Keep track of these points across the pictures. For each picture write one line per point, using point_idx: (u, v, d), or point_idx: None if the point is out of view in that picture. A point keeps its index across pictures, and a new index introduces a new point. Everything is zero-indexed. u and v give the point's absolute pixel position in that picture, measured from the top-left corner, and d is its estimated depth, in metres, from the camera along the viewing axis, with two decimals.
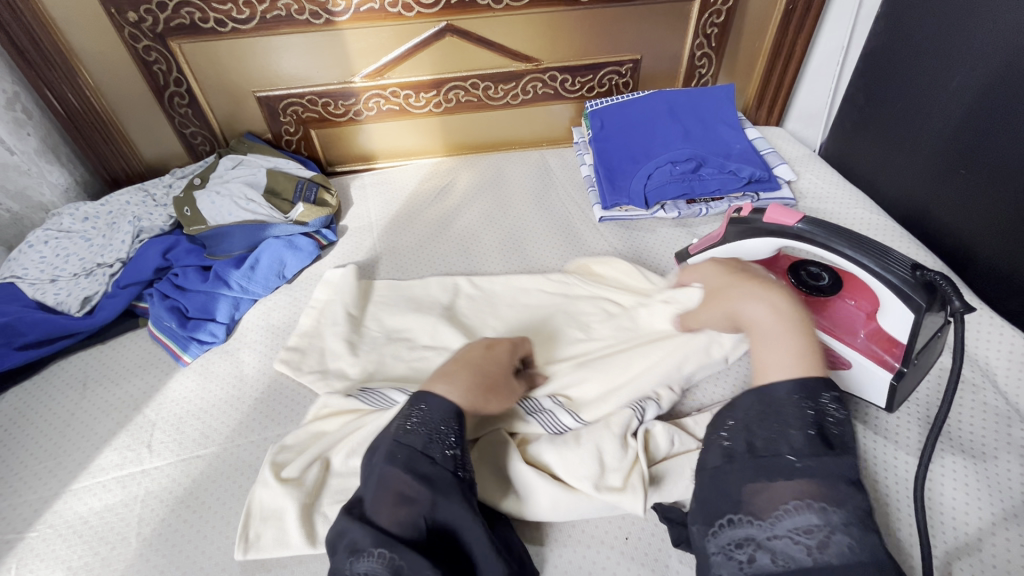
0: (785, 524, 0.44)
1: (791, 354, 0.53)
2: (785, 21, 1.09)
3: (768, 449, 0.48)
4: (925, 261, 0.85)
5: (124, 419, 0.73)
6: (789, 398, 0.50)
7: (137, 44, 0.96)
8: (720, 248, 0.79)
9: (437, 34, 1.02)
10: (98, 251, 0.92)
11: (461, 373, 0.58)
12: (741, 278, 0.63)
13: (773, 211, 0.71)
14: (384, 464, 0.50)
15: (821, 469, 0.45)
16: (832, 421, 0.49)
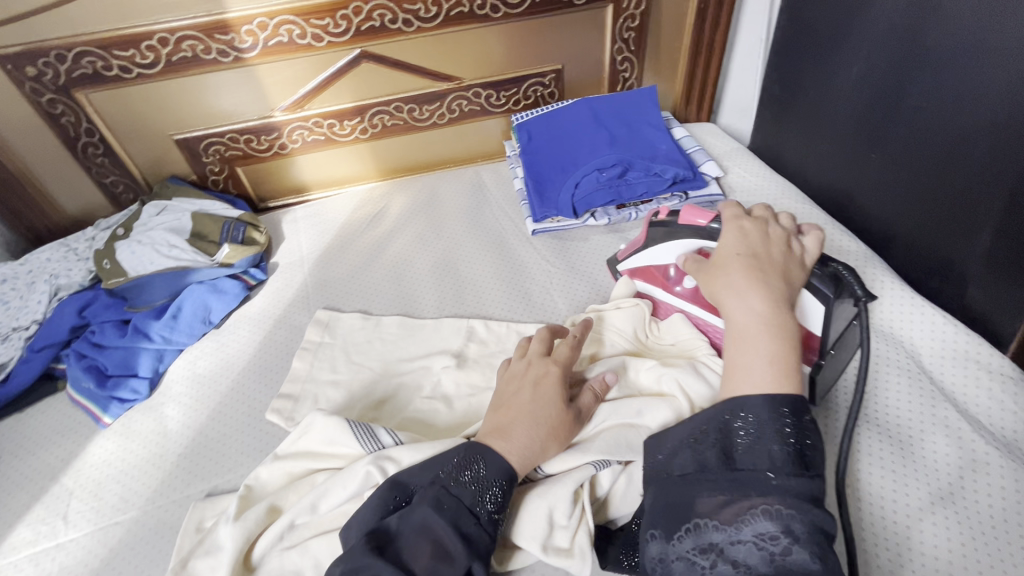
0: (750, 530, 0.43)
1: (769, 363, 0.51)
2: (700, 20, 1.10)
3: (745, 463, 0.47)
4: (848, 247, 0.87)
5: (39, 491, 0.70)
6: (771, 411, 0.48)
7: (41, 98, 0.94)
8: (643, 254, 0.78)
9: (352, 62, 1.01)
10: (14, 314, 0.89)
11: (519, 426, 0.56)
12: (745, 271, 0.58)
13: (687, 215, 0.72)
14: (430, 512, 0.50)
15: (794, 485, 0.45)
16: (809, 442, 0.47)
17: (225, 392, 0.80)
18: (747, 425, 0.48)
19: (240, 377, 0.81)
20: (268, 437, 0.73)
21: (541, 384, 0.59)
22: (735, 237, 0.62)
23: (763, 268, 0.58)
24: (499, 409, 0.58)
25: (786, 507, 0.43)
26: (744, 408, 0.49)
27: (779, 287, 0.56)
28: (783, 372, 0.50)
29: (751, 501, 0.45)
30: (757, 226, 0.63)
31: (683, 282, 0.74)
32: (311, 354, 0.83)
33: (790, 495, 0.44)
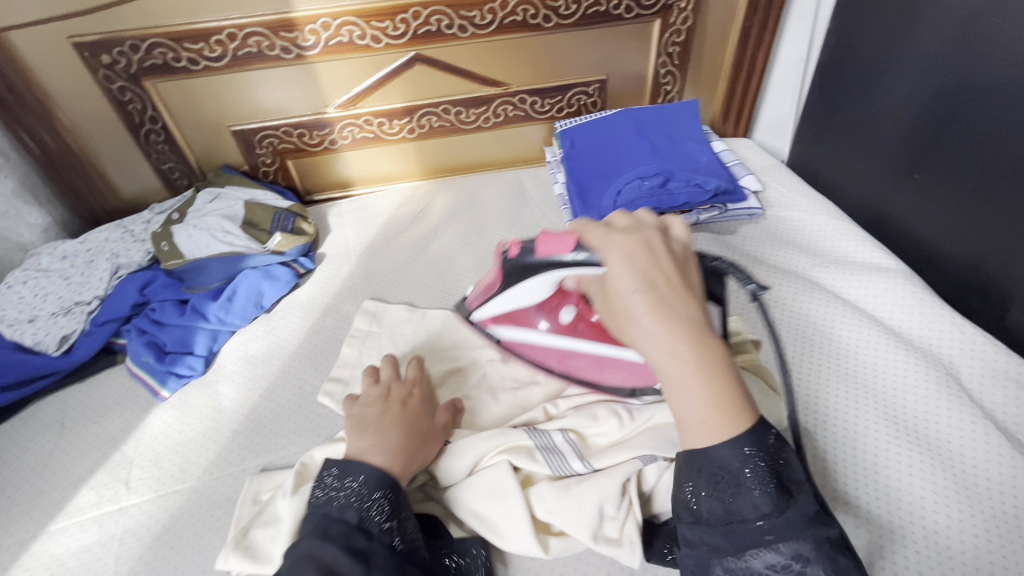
0: (759, 566, 0.46)
1: (704, 405, 0.47)
2: (744, 38, 1.13)
3: (733, 513, 0.47)
4: (887, 267, 0.90)
5: (101, 457, 0.73)
6: (742, 461, 0.46)
7: (112, 85, 0.98)
8: (503, 295, 0.72)
9: (406, 64, 1.05)
10: (76, 288, 0.94)
11: (389, 438, 0.61)
12: (653, 313, 0.48)
13: (545, 241, 0.64)
14: (315, 540, 0.50)
15: (784, 522, 0.46)
16: (783, 462, 0.47)
17: (277, 372, 0.83)
18: (723, 478, 0.47)
19: (292, 359, 0.84)
20: (319, 419, 0.76)
21: (407, 403, 0.67)
22: (630, 266, 0.50)
23: (673, 296, 0.49)
24: (366, 432, 0.62)
25: (787, 538, 0.45)
26: (712, 463, 0.47)
27: (685, 321, 0.48)
28: (720, 406, 0.47)
29: (755, 547, 0.46)
30: (642, 243, 0.52)
31: (559, 318, 0.72)
32: (359, 342, 0.86)
33: (792, 527, 0.46)
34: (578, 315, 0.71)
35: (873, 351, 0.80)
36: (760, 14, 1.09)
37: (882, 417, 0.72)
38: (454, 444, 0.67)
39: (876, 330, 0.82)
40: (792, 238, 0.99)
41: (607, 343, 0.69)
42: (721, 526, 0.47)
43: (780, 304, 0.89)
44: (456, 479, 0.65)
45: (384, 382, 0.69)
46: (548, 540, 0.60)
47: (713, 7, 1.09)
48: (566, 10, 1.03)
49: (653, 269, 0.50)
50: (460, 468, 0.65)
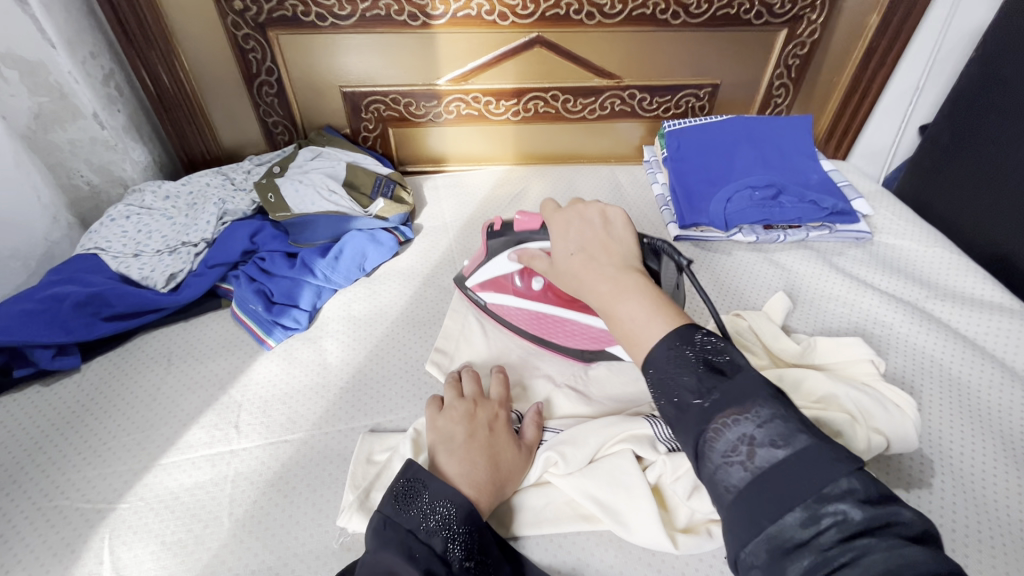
0: (717, 450, 0.41)
1: (634, 316, 0.50)
2: (866, 59, 1.10)
3: (678, 404, 0.44)
4: (970, 285, 0.91)
5: (211, 398, 0.73)
6: (671, 352, 0.46)
7: (238, 31, 0.98)
8: (482, 262, 0.77)
9: (527, 45, 1.04)
10: (182, 230, 0.93)
11: (479, 469, 0.58)
12: (579, 265, 0.56)
13: (518, 218, 0.69)
14: (395, 557, 0.49)
15: (723, 397, 0.42)
16: (713, 350, 0.45)
17: (381, 335, 0.82)
18: (664, 377, 0.45)
19: (396, 325, 0.84)
20: (426, 387, 0.75)
21: (495, 426, 0.63)
22: (571, 234, 0.60)
23: (600, 248, 0.58)
24: (452, 453, 0.59)
25: (737, 412, 0.41)
26: (658, 366, 0.46)
27: (613, 265, 0.55)
28: (659, 309, 0.50)
29: (704, 426, 0.42)
30: (580, 218, 0.61)
31: (530, 285, 0.76)
32: (462, 316, 0.85)
33: (735, 399, 0.42)
34: (547, 284, 0.75)
35: (944, 346, 0.82)
36: (888, 35, 1.07)
37: (957, 406, 0.75)
38: (573, 432, 0.65)
39: (988, 362, 0.80)
40: (892, 265, 0.97)
41: (569, 309, 0.75)
42: (678, 425, 0.44)
43: (886, 325, 0.86)
44: (574, 469, 0.62)
45: (469, 398, 0.66)
46: (676, 535, 0.59)
47: (841, 23, 1.07)
48: (696, 9, 1.01)
49: (589, 230, 0.60)
50: (581, 456, 0.63)
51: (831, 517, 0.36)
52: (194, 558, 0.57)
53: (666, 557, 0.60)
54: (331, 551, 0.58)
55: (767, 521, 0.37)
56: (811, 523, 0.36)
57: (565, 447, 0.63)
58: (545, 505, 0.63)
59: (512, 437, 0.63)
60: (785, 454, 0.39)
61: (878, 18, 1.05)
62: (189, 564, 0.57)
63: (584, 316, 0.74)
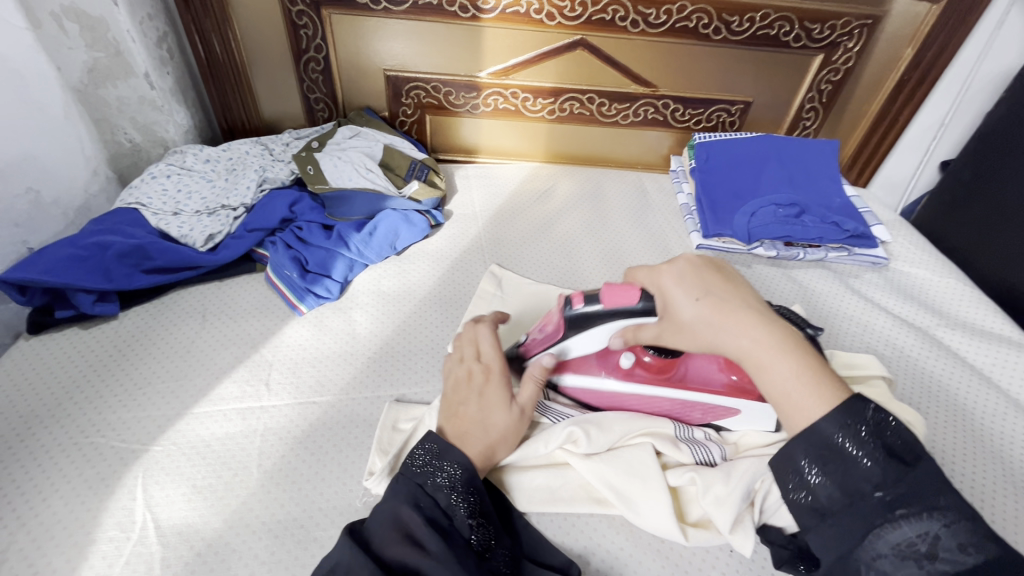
0: (887, 539, 0.44)
1: (794, 376, 0.50)
2: (897, 91, 1.13)
3: (851, 489, 0.46)
4: (977, 316, 0.94)
5: (243, 355, 0.75)
6: (837, 430, 0.47)
7: (292, 7, 1.01)
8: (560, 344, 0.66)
9: (570, 46, 1.07)
10: (221, 193, 0.96)
11: (469, 438, 0.60)
12: (712, 311, 0.53)
13: (609, 295, 0.60)
14: (402, 504, 0.53)
15: (907, 490, 0.44)
16: (887, 433, 0.47)
17: (410, 313, 0.85)
18: (825, 452, 0.47)
19: (424, 303, 0.86)
20: None
21: (486, 387, 0.63)
22: (684, 284, 0.55)
23: (726, 289, 0.55)
24: (449, 417, 0.62)
25: (920, 508, 0.44)
26: (819, 439, 0.48)
27: (742, 311, 0.53)
28: (812, 374, 0.50)
29: (885, 519, 0.44)
30: (699, 266, 0.57)
31: (619, 363, 0.68)
32: (488, 301, 0.87)
33: (920, 496, 0.44)
34: (635, 360, 0.68)
35: (953, 372, 0.85)
36: (921, 69, 1.09)
37: (961, 429, 0.77)
38: (597, 416, 0.67)
39: (995, 394, 0.82)
40: (909, 292, 0.99)
41: (665, 389, 0.68)
42: (845, 509, 0.46)
43: (897, 347, 0.89)
44: (595, 450, 0.64)
45: (466, 362, 0.65)
46: (686, 527, 0.61)
47: (876, 54, 1.09)
48: (738, 26, 1.04)
49: (713, 268, 0.57)
50: (605, 439, 0.64)
51: None
52: (224, 503, 0.60)
53: (675, 547, 0.61)
54: (355, 508, 0.60)
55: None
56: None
57: (588, 426, 0.65)
58: (561, 486, 0.65)
59: (505, 394, 0.62)
60: (968, 563, 0.41)
61: (912, 52, 1.07)
62: (219, 508, 0.59)
63: (683, 395, 0.67)
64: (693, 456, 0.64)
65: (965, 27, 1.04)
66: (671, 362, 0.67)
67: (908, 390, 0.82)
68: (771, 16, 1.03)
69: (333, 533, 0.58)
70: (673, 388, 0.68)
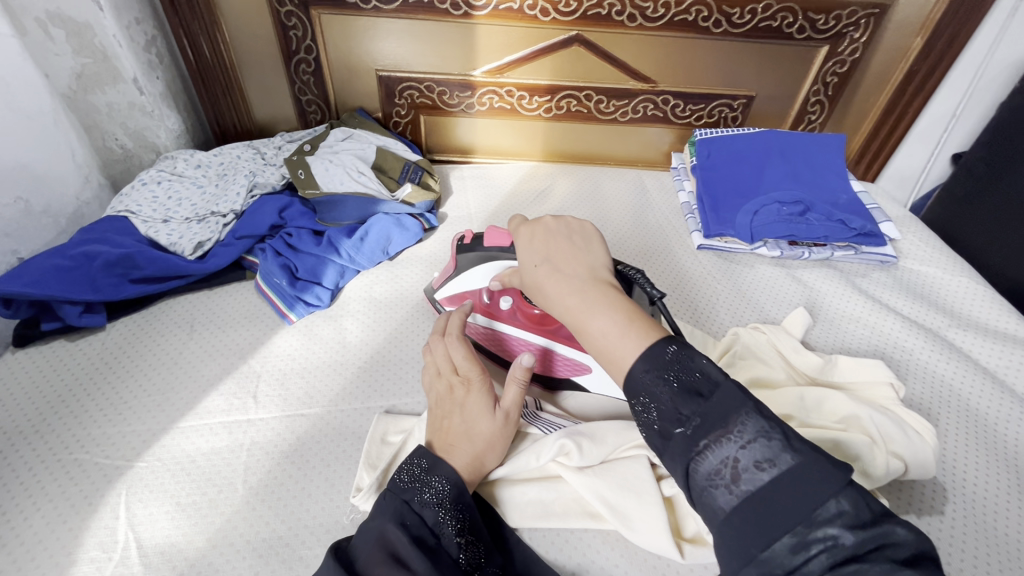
0: (703, 472, 0.40)
1: (607, 334, 0.46)
2: (906, 82, 1.09)
3: (665, 430, 0.42)
4: (993, 317, 0.90)
5: (231, 366, 0.74)
6: (653, 373, 0.43)
7: (281, 8, 0.99)
8: (455, 281, 0.79)
9: (565, 42, 1.04)
10: (211, 199, 0.94)
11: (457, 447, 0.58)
12: (545, 277, 0.51)
13: (491, 235, 0.72)
14: (388, 523, 0.51)
15: (707, 420, 0.41)
16: (688, 363, 0.43)
17: (401, 319, 0.83)
18: (640, 396, 0.43)
19: (416, 309, 0.85)
20: None
21: (467, 397, 0.60)
22: (534, 247, 0.55)
23: (570, 258, 0.53)
24: (437, 430, 0.60)
25: (720, 432, 0.40)
26: (636, 387, 0.44)
27: (580, 273, 0.51)
28: (630, 323, 0.46)
29: (698, 449, 0.40)
30: (550, 234, 0.56)
31: (500, 304, 0.77)
32: None
33: (718, 423, 0.40)
34: (515, 305, 0.76)
35: (964, 375, 0.82)
36: (931, 59, 1.05)
37: (975, 437, 0.74)
38: (591, 428, 0.65)
39: (1011, 400, 0.79)
40: (920, 293, 0.96)
41: (535, 336, 0.75)
42: (665, 452, 0.42)
43: (906, 350, 0.86)
44: (588, 463, 0.62)
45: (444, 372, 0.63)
46: (683, 544, 0.59)
47: (884, 44, 1.06)
48: (739, 19, 1.01)
49: (564, 237, 0.55)
50: (598, 452, 0.62)
51: (820, 543, 0.35)
52: (207, 521, 0.58)
53: (672, 564, 0.59)
54: (342, 526, 0.59)
55: (757, 552, 0.37)
56: (801, 549, 0.36)
57: (582, 439, 0.63)
58: (554, 500, 0.63)
59: (487, 401, 0.60)
60: (772, 477, 0.38)
61: (922, 41, 1.03)
62: (203, 527, 0.58)
63: (550, 344, 0.74)
64: None
65: (978, 15, 0.99)
66: (550, 314, 0.75)
67: (917, 395, 0.79)
68: (773, 7, 0.99)
69: (319, 552, 0.56)
70: (547, 338, 0.74)
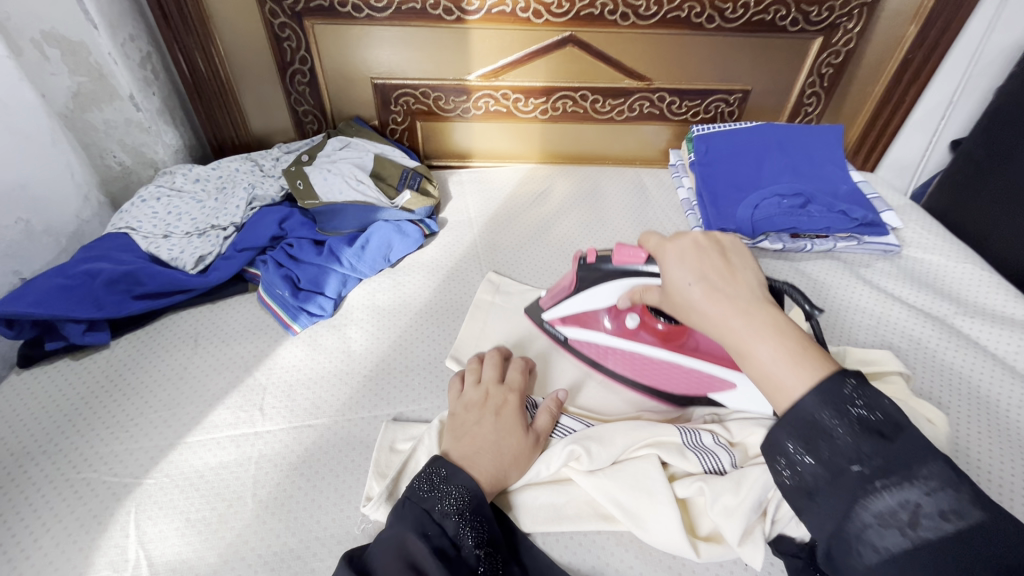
0: (869, 511, 0.40)
1: (775, 358, 0.45)
2: (902, 70, 1.09)
3: (829, 463, 0.42)
4: (1000, 302, 0.90)
5: (237, 380, 0.73)
6: (823, 405, 0.42)
7: (274, 20, 0.99)
8: (576, 300, 0.74)
9: (559, 43, 1.04)
10: (211, 213, 0.94)
11: (483, 454, 0.58)
12: (703, 296, 0.49)
13: (622, 252, 0.65)
14: (407, 531, 0.50)
15: (887, 463, 0.40)
16: (861, 402, 0.42)
17: (405, 326, 0.83)
18: (807, 429, 0.43)
19: (420, 316, 0.84)
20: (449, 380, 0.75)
21: (502, 411, 0.63)
22: (683, 263, 0.52)
23: (728, 278, 0.50)
24: (460, 438, 0.61)
25: (900, 478, 0.40)
26: (800, 416, 0.43)
27: (743, 295, 0.48)
28: (803, 353, 0.45)
29: (867, 488, 0.41)
30: (698, 249, 0.53)
31: (624, 324, 0.75)
32: (484, 312, 0.85)
33: (902, 469, 0.40)
34: (641, 322, 0.75)
35: (975, 363, 0.81)
36: (926, 47, 1.05)
37: (989, 425, 0.74)
38: (599, 429, 0.65)
39: (1018, 382, 0.78)
40: (922, 279, 0.96)
41: (668, 352, 0.73)
42: (826, 486, 0.42)
43: (915, 339, 0.85)
44: (598, 466, 0.62)
45: (485, 384, 0.67)
46: (698, 542, 0.58)
47: (878, 34, 1.05)
48: (732, 13, 1.00)
49: (718, 255, 0.52)
50: (608, 454, 0.62)
51: None
52: (218, 536, 0.58)
53: (687, 562, 0.59)
54: (353, 536, 0.58)
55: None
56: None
57: (590, 442, 0.63)
58: (565, 503, 0.62)
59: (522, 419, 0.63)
60: (955, 530, 0.38)
61: (916, 29, 1.03)
62: (213, 542, 0.57)
63: (684, 359, 0.73)
64: (702, 467, 0.61)
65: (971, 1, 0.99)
66: (677, 328, 0.73)
67: (929, 384, 0.78)
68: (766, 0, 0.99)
69: (331, 563, 0.56)
70: (677, 352, 0.73)
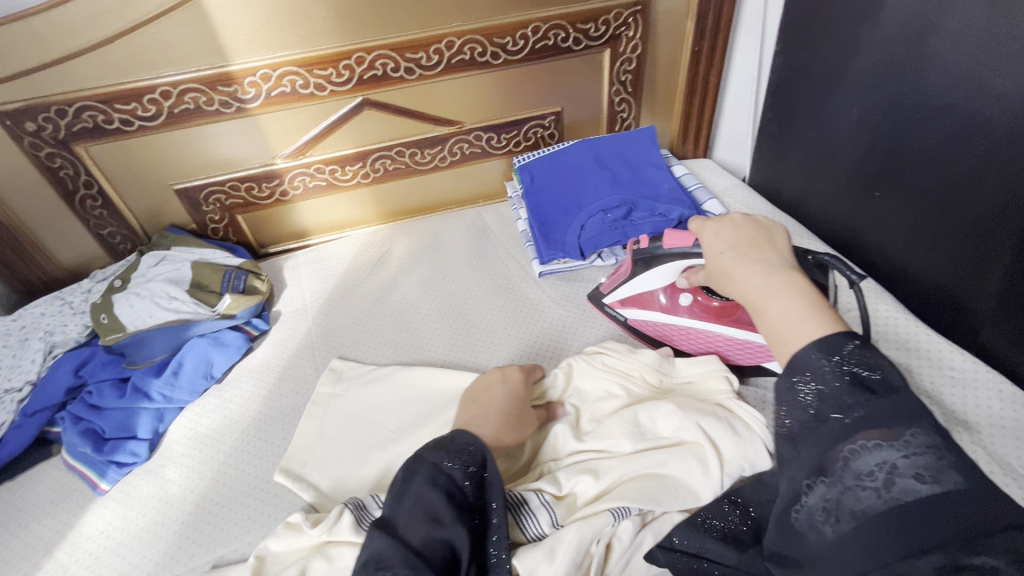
0: (850, 468, 0.41)
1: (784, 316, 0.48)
2: (695, 62, 1.12)
3: (816, 415, 0.44)
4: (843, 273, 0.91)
5: (32, 568, 0.66)
6: (822, 360, 0.45)
7: (40, 152, 0.93)
8: (632, 282, 0.81)
9: (355, 109, 1.02)
10: (6, 374, 0.85)
11: (488, 417, 0.68)
12: (733, 259, 0.54)
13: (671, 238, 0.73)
14: None
15: (868, 419, 0.42)
16: (860, 370, 0.44)
17: (229, 451, 0.77)
18: (802, 383, 0.45)
19: (246, 434, 0.79)
20: (273, 500, 0.70)
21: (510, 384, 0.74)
22: (720, 235, 0.57)
23: (760, 246, 0.54)
24: (472, 405, 0.71)
25: (881, 435, 0.41)
26: (797, 370, 0.46)
27: (767, 264, 0.52)
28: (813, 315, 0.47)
29: (846, 440, 0.42)
30: (743, 227, 0.57)
31: (678, 301, 0.79)
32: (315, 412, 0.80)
33: (883, 422, 0.41)
34: (695, 300, 0.78)
35: None
36: (707, 37, 1.09)
37: None
38: None
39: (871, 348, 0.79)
40: None
41: (720, 326, 0.77)
42: (808, 436, 0.44)
43: None
44: None
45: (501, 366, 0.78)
46: None
47: (659, 35, 1.09)
48: (514, 46, 1.02)
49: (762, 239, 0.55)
50: None
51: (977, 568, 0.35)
52: None
53: None
54: None
55: (892, 559, 0.37)
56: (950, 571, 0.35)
57: None
58: None
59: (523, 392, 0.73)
60: (932, 491, 0.38)
61: (692, 23, 1.07)
62: None
63: (738, 334, 0.76)
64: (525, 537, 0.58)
65: None
66: (729, 304, 0.76)
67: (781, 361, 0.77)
68: (542, 28, 1.01)
69: None
70: (731, 327, 0.76)
